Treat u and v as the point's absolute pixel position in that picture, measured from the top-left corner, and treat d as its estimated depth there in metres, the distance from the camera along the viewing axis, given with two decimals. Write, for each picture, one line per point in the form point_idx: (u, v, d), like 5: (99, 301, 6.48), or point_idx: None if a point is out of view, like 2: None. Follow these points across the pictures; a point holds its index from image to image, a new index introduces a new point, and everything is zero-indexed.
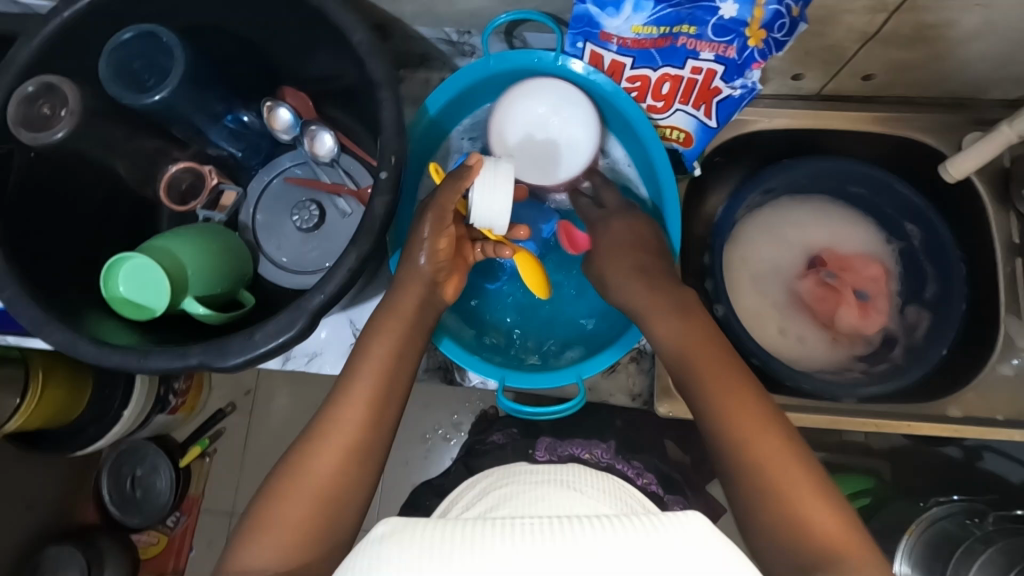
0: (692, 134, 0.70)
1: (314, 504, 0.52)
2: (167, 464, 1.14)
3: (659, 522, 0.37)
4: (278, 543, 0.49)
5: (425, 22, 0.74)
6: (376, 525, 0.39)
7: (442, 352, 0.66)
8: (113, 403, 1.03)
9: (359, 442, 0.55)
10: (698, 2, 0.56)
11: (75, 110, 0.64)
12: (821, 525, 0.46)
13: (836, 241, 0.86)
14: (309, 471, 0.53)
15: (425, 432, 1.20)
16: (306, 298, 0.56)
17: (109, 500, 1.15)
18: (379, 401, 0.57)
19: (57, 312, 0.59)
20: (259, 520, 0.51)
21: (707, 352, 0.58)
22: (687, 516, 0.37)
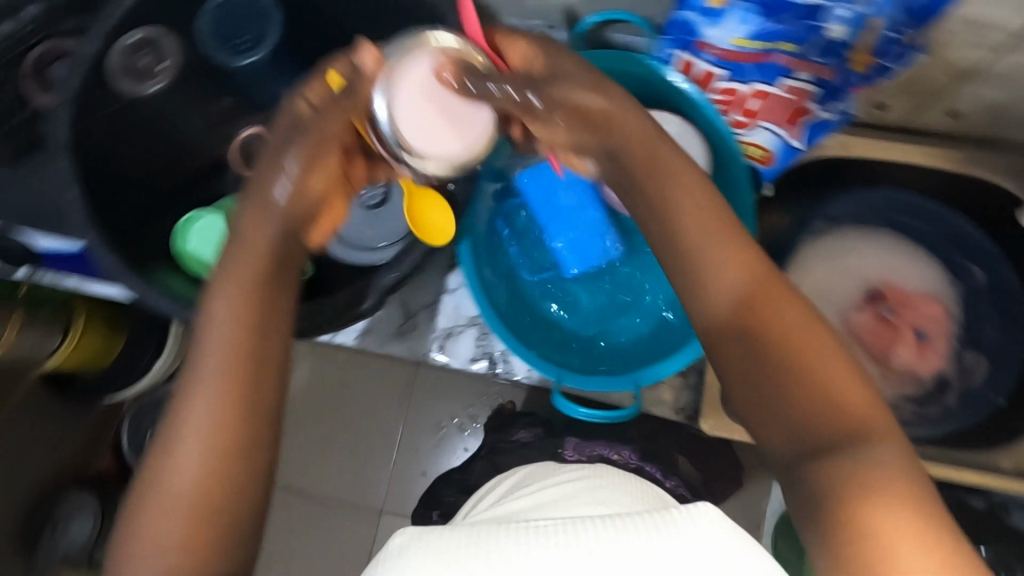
0: (773, 153, 0.68)
1: (179, 503, 0.42)
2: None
3: (671, 520, 0.41)
4: (160, 530, 0.41)
5: (512, 12, 0.73)
6: (392, 539, 0.44)
7: (484, 323, 0.63)
8: (143, 358, 1.07)
9: (224, 420, 0.44)
10: (805, 19, 0.56)
11: (173, 64, 0.65)
12: (889, 555, 0.34)
13: (897, 277, 0.83)
14: (156, 460, 0.43)
15: (439, 421, 1.21)
16: (378, 277, 0.57)
17: (127, 449, 1.17)
18: (236, 378, 0.45)
19: (130, 261, 0.60)
20: (137, 511, 0.42)
21: (786, 313, 0.44)
22: (697, 511, 0.42)
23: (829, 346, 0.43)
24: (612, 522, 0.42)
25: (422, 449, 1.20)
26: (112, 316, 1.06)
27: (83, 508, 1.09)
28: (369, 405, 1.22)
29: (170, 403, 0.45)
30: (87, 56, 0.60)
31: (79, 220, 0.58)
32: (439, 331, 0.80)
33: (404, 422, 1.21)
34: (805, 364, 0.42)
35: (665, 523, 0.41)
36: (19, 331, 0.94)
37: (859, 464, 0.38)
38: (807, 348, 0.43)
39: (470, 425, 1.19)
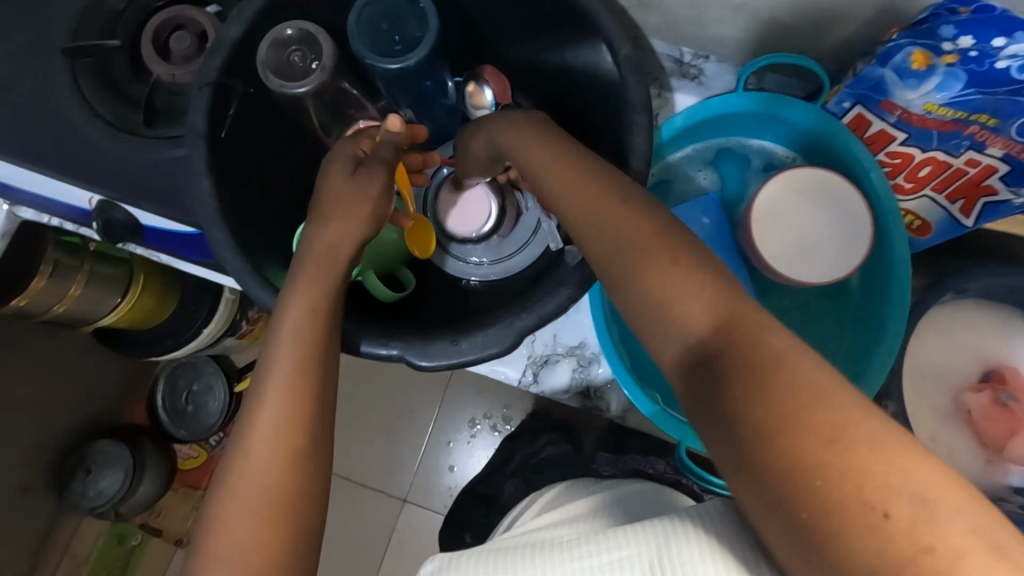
0: (933, 224, 0.64)
1: (258, 509, 0.42)
2: (223, 385, 1.15)
3: (688, 519, 0.42)
4: (244, 536, 0.42)
5: (663, 36, 0.69)
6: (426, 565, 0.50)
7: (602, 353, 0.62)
8: (196, 319, 1.03)
9: (297, 425, 0.45)
10: (1017, 95, 0.50)
11: (326, 65, 0.63)
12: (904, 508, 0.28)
13: (1019, 360, 0.79)
14: (241, 467, 0.44)
15: (473, 419, 1.17)
16: (518, 317, 0.53)
17: (161, 407, 1.16)
18: (307, 362, 0.47)
19: (254, 261, 0.57)
20: (217, 518, 0.43)
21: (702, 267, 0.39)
22: (713, 506, 0.43)
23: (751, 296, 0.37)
24: (621, 535, 0.43)
25: (452, 444, 1.17)
26: (168, 278, 1.00)
27: (115, 462, 1.08)
28: (401, 387, 1.20)
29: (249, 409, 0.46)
30: (232, 40, 0.57)
31: (209, 214, 0.55)
32: (537, 358, 0.76)
33: (436, 413, 1.18)
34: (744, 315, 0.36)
35: (683, 535, 0.42)
36: (48, 277, 0.85)
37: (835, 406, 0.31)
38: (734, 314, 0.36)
39: (501, 426, 1.16)
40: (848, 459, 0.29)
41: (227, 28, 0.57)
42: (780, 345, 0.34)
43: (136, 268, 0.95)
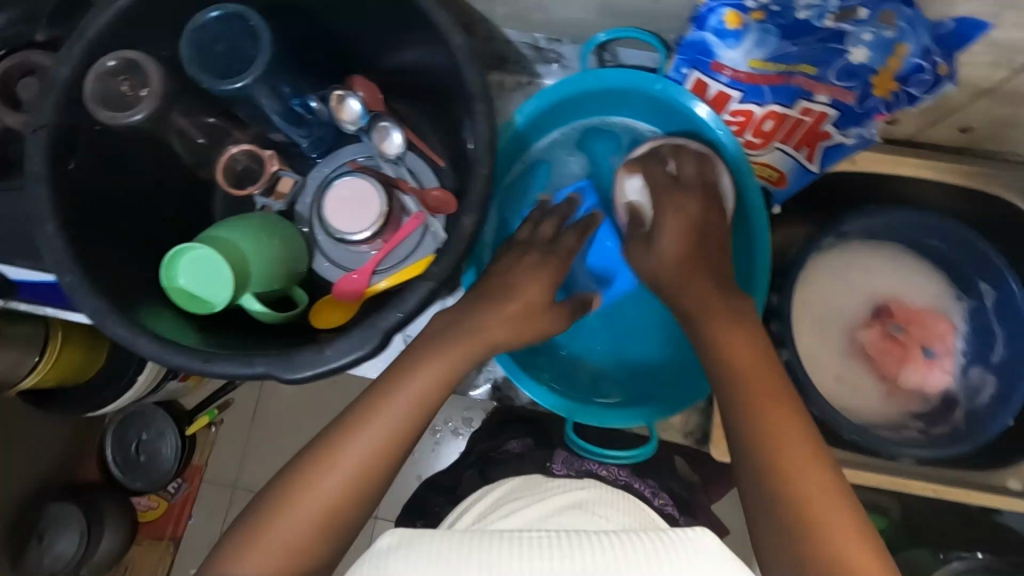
0: (787, 175, 0.67)
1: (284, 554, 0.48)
2: (174, 431, 1.08)
3: (671, 539, 0.46)
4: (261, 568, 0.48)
5: (515, 25, 0.70)
6: (381, 538, 0.49)
7: (497, 364, 0.64)
8: (128, 368, 0.98)
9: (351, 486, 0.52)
10: (826, 42, 0.53)
11: (156, 91, 0.61)
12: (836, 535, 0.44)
13: (904, 293, 0.83)
14: (276, 511, 0.50)
15: (435, 425, 1.15)
16: (382, 316, 0.54)
17: (112, 460, 1.08)
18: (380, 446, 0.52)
19: (114, 300, 0.56)
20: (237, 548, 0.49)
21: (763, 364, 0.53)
22: (698, 532, 0.47)
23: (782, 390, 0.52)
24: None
25: (418, 454, 1.15)
26: (92, 333, 0.97)
27: (70, 523, 1.03)
28: None
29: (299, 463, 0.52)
30: (63, 80, 0.56)
31: (59, 259, 0.54)
32: None
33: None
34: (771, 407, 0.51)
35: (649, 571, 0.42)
36: None
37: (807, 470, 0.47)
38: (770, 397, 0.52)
39: (463, 429, 1.14)
40: (793, 484, 0.47)
41: (54, 69, 0.56)
42: (786, 427, 0.50)
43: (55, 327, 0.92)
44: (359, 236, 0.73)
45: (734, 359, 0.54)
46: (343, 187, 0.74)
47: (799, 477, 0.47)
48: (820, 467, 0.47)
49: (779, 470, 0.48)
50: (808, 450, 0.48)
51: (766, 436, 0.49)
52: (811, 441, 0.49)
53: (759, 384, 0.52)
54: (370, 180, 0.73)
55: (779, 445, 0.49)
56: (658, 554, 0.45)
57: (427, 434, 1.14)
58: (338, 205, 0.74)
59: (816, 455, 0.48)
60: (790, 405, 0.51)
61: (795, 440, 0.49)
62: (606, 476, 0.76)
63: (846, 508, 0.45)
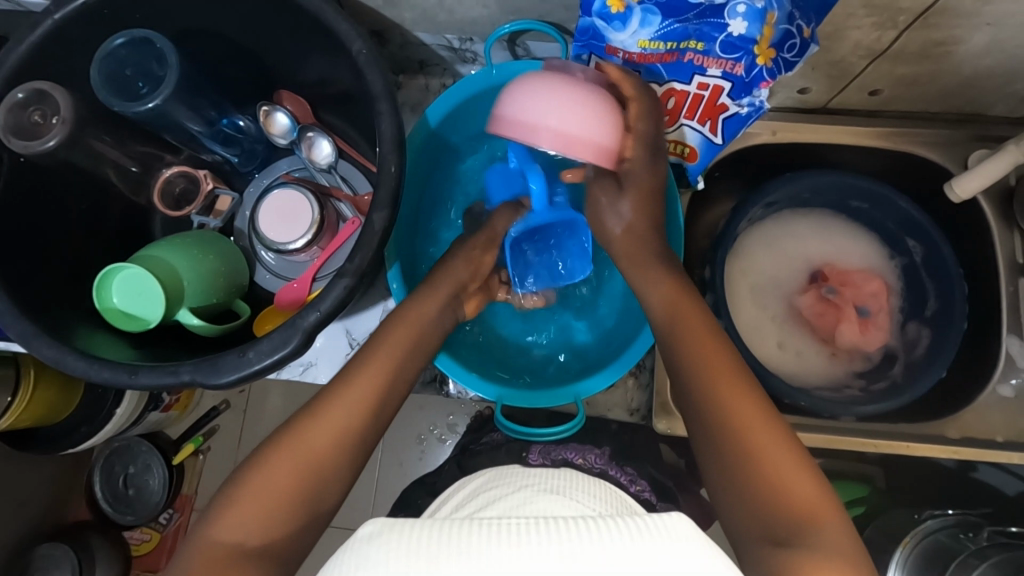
0: (697, 149, 0.69)
1: (274, 504, 0.48)
2: (160, 461, 1.08)
3: (644, 526, 0.38)
4: (249, 531, 0.47)
5: (425, 28, 0.72)
6: (363, 526, 0.41)
7: (435, 364, 0.66)
8: (105, 403, 0.98)
9: (344, 435, 0.53)
10: (706, 17, 0.55)
11: (67, 118, 0.62)
12: (824, 552, 0.41)
13: (837, 256, 0.85)
14: (261, 473, 0.50)
15: (420, 433, 1.17)
16: (301, 316, 0.55)
17: (101, 496, 1.10)
18: (349, 441, 0.53)
19: (45, 325, 0.58)
20: (223, 510, 0.48)
21: (727, 369, 0.52)
22: (673, 517, 0.39)
23: (750, 394, 0.50)
24: (583, 530, 0.38)
25: (404, 464, 1.16)
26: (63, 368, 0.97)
27: (59, 563, 1.02)
28: None
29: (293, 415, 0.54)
30: None
31: None
32: None
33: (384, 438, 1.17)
34: (739, 410, 0.49)
35: (635, 531, 0.38)
36: None
37: (787, 473, 0.45)
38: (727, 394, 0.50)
39: (449, 434, 1.15)
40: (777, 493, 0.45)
41: None
42: (759, 437, 0.47)
43: (27, 363, 0.92)
44: (296, 245, 0.74)
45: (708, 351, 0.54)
46: (273, 199, 0.76)
47: (769, 457, 0.46)
48: (786, 442, 0.47)
49: (743, 457, 0.47)
50: (787, 442, 0.47)
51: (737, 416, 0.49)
52: (791, 451, 0.47)
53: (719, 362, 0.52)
54: (303, 190, 0.75)
55: (751, 450, 0.47)
56: (627, 531, 0.37)
57: (411, 442, 1.15)
58: (273, 218, 0.75)
59: (786, 443, 0.47)
60: (763, 409, 0.49)
61: (754, 408, 0.49)
62: (583, 464, 0.76)
63: (811, 479, 0.45)
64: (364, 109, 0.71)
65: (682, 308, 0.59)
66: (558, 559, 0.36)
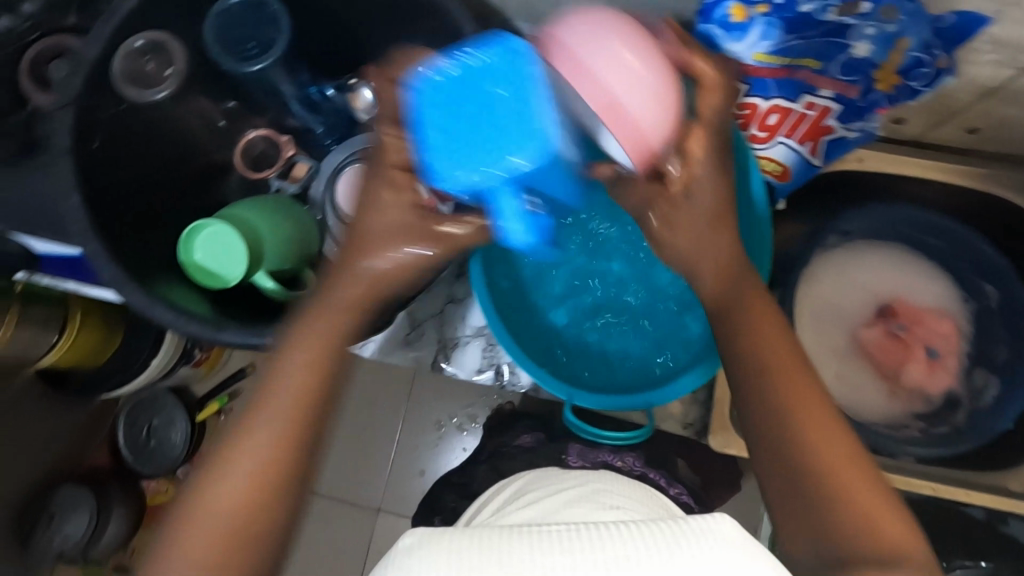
0: (791, 168, 0.67)
1: (232, 528, 0.44)
2: (185, 417, 1.09)
3: (683, 530, 0.37)
4: (206, 564, 0.43)
5: (524, 18, 0.72)
6: (402, 540, 0.41)
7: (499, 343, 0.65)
8: (141, 353, 1.00)
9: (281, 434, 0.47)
10: (829, 36, 0.54)
11: (181, 70, 0.65)
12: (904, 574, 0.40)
13: (906, 292, 0.83)
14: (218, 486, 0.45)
15: (439, 421, 1.17)
16: (388, 293, 0.55)
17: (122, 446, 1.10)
18: (309, 439, 0.48)
19: (132, 271, 0.58)
20: (171, 539, 0.44)
21: (798, 379, 0.50)
22: (716, 518, 0.38)
23: (829, 412, 0.48)
24: (617, 535, 0.37)
25: (420, 448, 1.17)
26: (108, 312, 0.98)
27: (80, 506, 1.04)
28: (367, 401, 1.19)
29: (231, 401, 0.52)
30: (90, 60, 0.58)
31: (81, 229, 0.56)
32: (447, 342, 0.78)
33: (402, 420, 1.18)
34: (812, 429, 0.47)
35: (675, 536, 0.37)
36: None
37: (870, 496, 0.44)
38: (800, 404, 0.48)
39: (469, 425, 1.15)
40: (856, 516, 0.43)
41: (84, 48, 0.58)
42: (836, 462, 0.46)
43: (76, 307, 0.93)
44: None
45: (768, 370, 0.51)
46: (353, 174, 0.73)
47: (846, 478, 0.45)
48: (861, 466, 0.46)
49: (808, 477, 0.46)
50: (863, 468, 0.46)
51: (797, 437, 0.48)
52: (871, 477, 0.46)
53: (792, 377, 0.50)
54: None
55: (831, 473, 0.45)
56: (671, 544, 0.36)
57: (429, 427, 1.16)
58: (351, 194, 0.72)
59: (863, 465, 0.46)
60: (841, 423, 0.48)
61: (831, 427, 0.47)
62: (623, 466, 0.77)
63: (892, 505, 0.44)
64: None
65: (743, 308, 0.54)
66: (580, 572, 0.35)
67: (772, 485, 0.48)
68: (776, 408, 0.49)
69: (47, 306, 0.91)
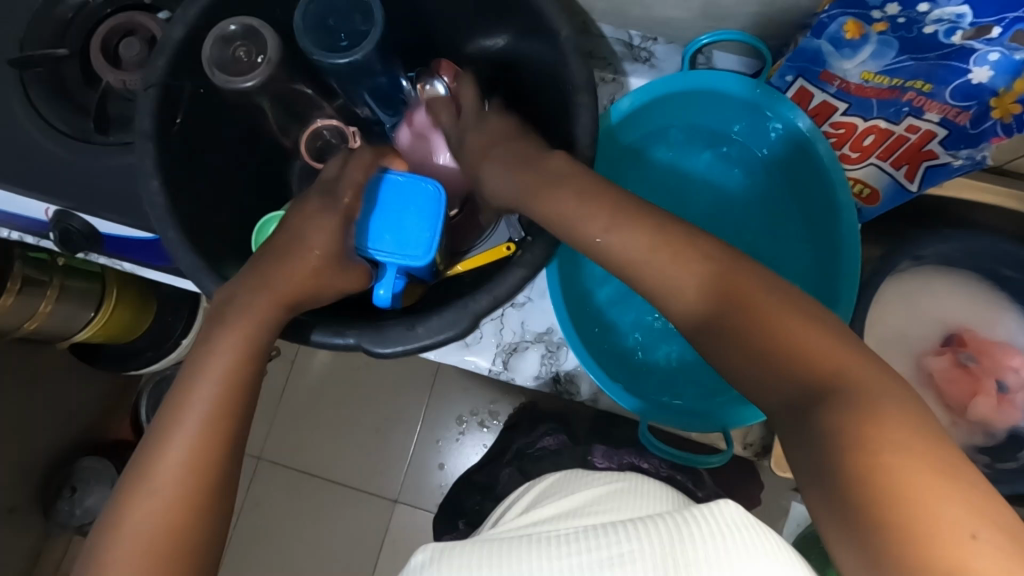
0: (880, 191, 0.67)
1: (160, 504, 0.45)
2: None
3: (691, 520, 0.36)
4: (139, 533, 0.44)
5: (610, 21, 0.70)
6: (414, 556, 0.41)
7: (575, 356, 0.64)
8: (174, 330, 1.01)
9: (202, 435, 0.47)
10: (948, 59, 0.51)
11: (271, 59, 0.63)
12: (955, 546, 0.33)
13: (976, 322, 0.82)
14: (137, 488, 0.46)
15: (460, 415, 1.18)
16: (473, 299, 0.53)
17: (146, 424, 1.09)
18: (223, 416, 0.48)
19: (208, 260, 0.57)
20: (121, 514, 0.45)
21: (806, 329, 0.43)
22: (720, 506, 0.37)
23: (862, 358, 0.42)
24: (626, 526, 0.36)
25: (441, 442, 1.17)
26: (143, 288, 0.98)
27: (102, 479, 1.02)
28: (387, 390, 1.20)
29: (241, 403, 0.49)
30: (176, 40, 0.57)
31: (160, 216, 0.55)
32: (505, 346, 0.76)
33: (424, 413, 1.19)
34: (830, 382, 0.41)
35: (683, 527, 0.36)
36: (16, 294, 0.80)
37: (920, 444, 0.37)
38: (822, 359, 0.41)
39: (490, 421, 1.16)
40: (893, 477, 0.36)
41: (168, 29, 0.56)
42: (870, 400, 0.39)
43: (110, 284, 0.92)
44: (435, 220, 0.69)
45: (813, 368, 0.42)
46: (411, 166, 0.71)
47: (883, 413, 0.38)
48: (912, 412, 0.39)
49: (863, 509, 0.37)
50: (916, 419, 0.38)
51: (849, 448, 0.38)
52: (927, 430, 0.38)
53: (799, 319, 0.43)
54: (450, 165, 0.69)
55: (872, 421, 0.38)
56: (676, 543, 0.35)
57: (451, 421, 1.17)
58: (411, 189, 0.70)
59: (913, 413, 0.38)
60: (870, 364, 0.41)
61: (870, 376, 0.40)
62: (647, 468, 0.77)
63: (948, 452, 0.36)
64: (536, 93, 0.68)
65: None
66: None
67: (810, 484, 0.40)
68: (790, 376, 0.42)
69: (78, 280, 0.88)
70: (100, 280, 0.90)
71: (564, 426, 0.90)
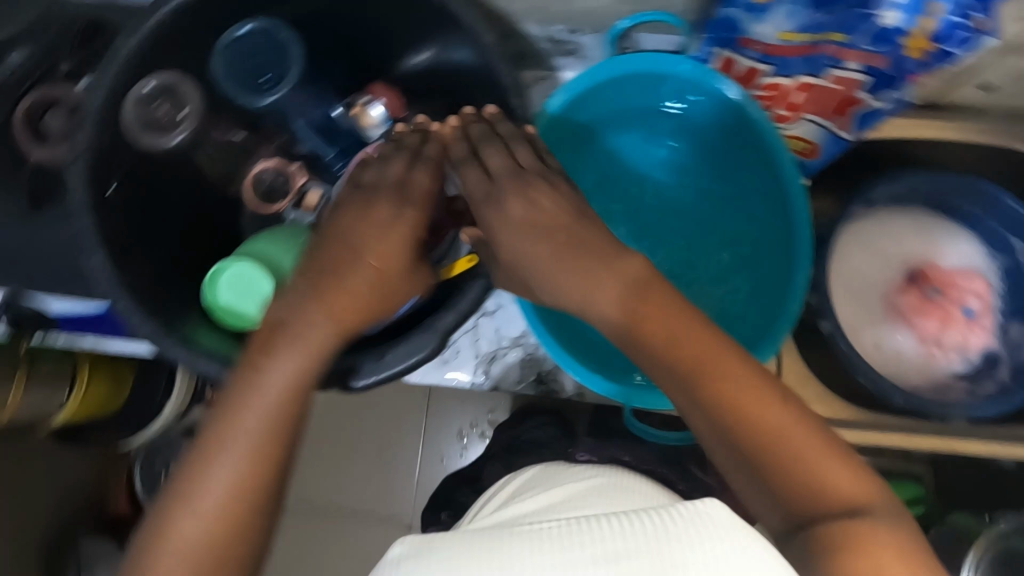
0: (820, 145, 0.68)
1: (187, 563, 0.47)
2: None
3: (678, 516, 0.36)
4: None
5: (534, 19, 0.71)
6: (393, 547, 0.40)
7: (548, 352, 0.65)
8: (156, 396, 0.96)
9: (226, 524, 0.48)
10: (854, 7, 0.53)
11: (194, 109, 0.66)
12: None
13: (937, 255, 0.83)
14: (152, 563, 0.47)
15: (460, 429, 1.17)
16: (438, 317, 0.54)
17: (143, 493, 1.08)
18: (247, 484, 0.49)
19: (164, 321, 0.56)
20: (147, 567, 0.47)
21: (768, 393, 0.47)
22: (709, 505, 0.37)
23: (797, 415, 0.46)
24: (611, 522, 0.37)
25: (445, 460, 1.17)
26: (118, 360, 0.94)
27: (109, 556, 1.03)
28: (379, 418, 1.19)
29: (271, 474, 0.50)
30: (96, 107, 0.56)
31: (107, 284, 0.54)
32: (483, 356, 0.76)
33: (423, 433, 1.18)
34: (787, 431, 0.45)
35: (667, 521, 0.36)
36: None
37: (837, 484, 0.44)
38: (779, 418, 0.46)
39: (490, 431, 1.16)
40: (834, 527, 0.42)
41: (87, 97, 0.55)
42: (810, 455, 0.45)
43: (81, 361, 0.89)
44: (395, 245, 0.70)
45: (771, 423, 0.46)
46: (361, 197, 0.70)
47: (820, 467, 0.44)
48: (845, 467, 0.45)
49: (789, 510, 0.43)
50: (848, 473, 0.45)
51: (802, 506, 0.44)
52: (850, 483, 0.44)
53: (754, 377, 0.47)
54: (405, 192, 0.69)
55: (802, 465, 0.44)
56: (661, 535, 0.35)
57: (452, 438, 1.16)
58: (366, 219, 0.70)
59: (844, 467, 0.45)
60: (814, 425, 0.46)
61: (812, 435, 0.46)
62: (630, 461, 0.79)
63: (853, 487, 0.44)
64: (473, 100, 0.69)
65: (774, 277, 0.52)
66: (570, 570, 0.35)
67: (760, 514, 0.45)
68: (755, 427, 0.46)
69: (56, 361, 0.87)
70: (70, 360, 0.88)
71: (551, 418, 0.91)
